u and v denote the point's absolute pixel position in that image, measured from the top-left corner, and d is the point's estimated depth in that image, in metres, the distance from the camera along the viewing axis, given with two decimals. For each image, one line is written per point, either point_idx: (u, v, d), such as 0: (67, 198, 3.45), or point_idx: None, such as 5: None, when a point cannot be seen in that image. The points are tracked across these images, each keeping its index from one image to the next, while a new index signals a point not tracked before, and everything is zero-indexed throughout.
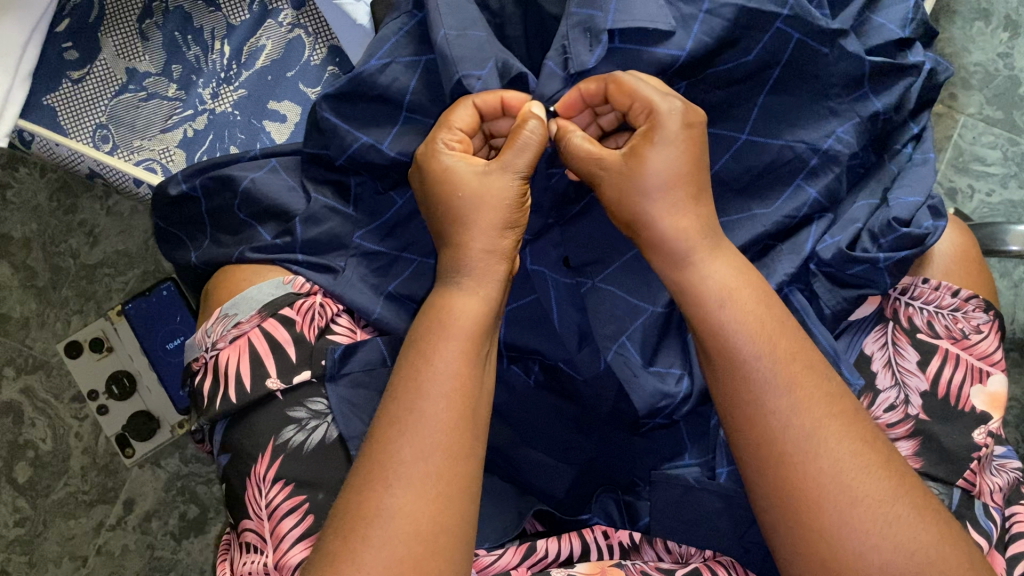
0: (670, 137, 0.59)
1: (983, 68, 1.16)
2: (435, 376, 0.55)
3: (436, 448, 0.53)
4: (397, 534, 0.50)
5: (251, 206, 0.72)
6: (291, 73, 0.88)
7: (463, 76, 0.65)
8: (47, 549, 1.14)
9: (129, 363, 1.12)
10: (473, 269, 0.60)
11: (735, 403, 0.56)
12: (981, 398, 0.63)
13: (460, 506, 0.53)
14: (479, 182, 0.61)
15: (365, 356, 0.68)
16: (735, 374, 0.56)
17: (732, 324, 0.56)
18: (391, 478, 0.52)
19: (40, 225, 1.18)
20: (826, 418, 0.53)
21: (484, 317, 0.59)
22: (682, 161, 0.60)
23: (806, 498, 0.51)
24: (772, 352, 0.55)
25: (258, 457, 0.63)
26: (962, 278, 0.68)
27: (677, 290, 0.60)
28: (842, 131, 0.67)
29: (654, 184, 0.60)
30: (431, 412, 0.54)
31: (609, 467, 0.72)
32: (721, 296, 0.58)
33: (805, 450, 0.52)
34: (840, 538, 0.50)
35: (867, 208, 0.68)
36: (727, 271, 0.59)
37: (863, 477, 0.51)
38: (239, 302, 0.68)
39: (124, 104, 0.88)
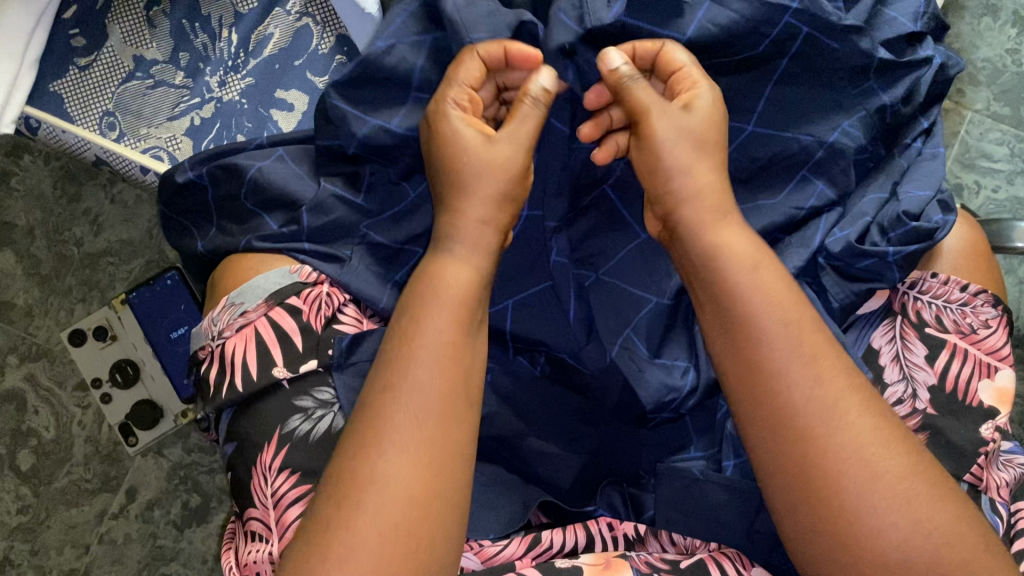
0: (673, 116, 0.61)
1: (991, 64, 1.16)
2: (428, 342, 0.55)
3: (430, 412, 0.53)
4: (391, 498, 0.50)
5: (258, 194, 0.71)
6: (298, 61, 0.88)
7: (467, 45, 0.66)
8: (49, 537, 1.14)
9: (132, 352, 1.12)
10: (467, 234, 0.60)
11: (746, 374, 0.54)
12: (989, 393, 0.63)
13: (450, 471, 0.53)
14: (487, 152, 0.61)
15: (371, 346, 0.67)
16: (751, 346, 0.54)
17: (754, 290, 0.56)
18: (384, 443, 0.52)
19: (44, 213, 1.18)
20: (841, 394, 0.52)
21: (475, 283, 0.59)
22: (687, 148, 0.61)
23: (824, 479, 0.50)
24: (788, 323, 0.54)
25: (264, 446, 0.63)
26: (971, 274, 0.67)
27: (700, 262, 0.59)
28: (849, 125, 0.67)
29: (679, 160, 0.61)
30: (426, 377, 0.54)
31: (614, 460, 0.72)
32: (744, 266, 0.57)
33: (821, 428, 0.51)
34: (860, 518, 0.49)
35: (877, 201, 0.68)
36: (745, 242, 0.58)
37: (883, 456, 0.50)
38: (245, 292, 0.68)
39: (131, 91, 0.88)
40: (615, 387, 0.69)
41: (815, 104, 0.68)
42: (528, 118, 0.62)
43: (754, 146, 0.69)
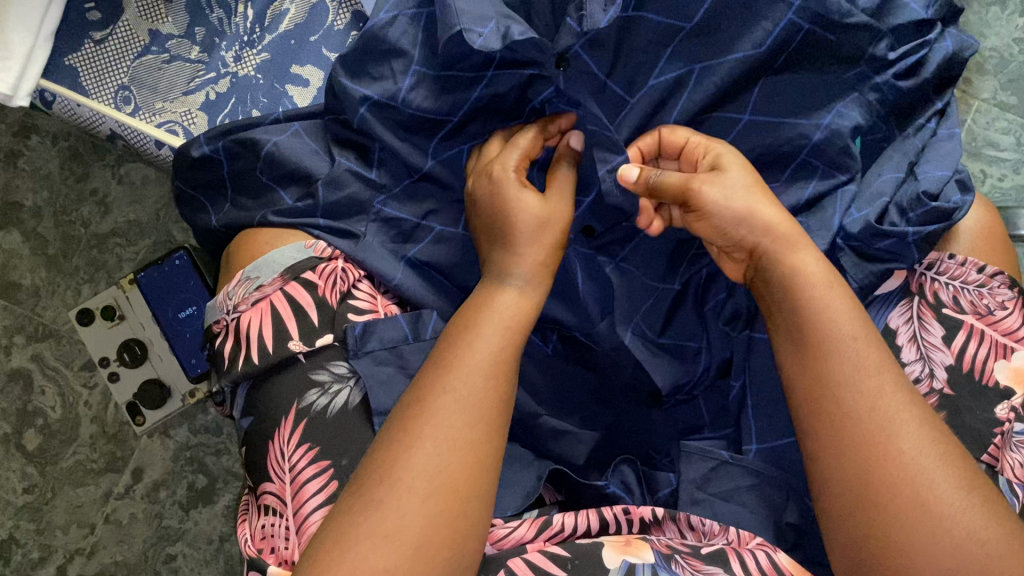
0: (738, 161, 0.63)
1: (999, 53, 1.16)
2: (479, 352, 0.57)
3: (475, 419, 0.55)
4: (432, 490, 0.51)
5: (274, 169, 0.72)
6: (315, 37, 0.87)
7: (464, 29, 0.62)
8: (56, 516, 1.14)
9: (141, 331, 1.12)
10: (521, 269, 0.62)
11: (813, 397, 0.55)
12: (1006, 373, 0.63)
13: (487, 477, 0.54)
14: (540, 207, 0.64)
15: (387, 332, 0.66)
16: (827, 355, 0.55)
17: (822, 309, 0.57)
18: (429, 433, 0.53)
19: (51, 193, 1.18)
20: (903, 408, 0.52)
21: (528, 311, 0.61)
22: (755, 179, 0.62)
23: (879, 481, 0.51)
24: (862, 344, 0.55)
25: (281, 420, 0.64)
26: (988, 254, 0.68)
27: (778, 283, 0.59)
28: (844, 108, 0.66)
29: (742, 189, 0.61)
30: (474, 386, 0.56)
31: (621, 439, 0.73)
32: (818, 287, 0.57)
33: (875, 429, 0.52)
34: (911, 520, 0.49)
35: (894, 180, 0.68)
36: (821, 265, 0.59)
37: (939, 469, 0.50)
38: (260, 266, 0.67)
39: (146, 65, 0.89)
40: (629, 364, 0.70)
41: (813, 88, 0.67)
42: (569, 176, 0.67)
43: (760, 132, 0.68)
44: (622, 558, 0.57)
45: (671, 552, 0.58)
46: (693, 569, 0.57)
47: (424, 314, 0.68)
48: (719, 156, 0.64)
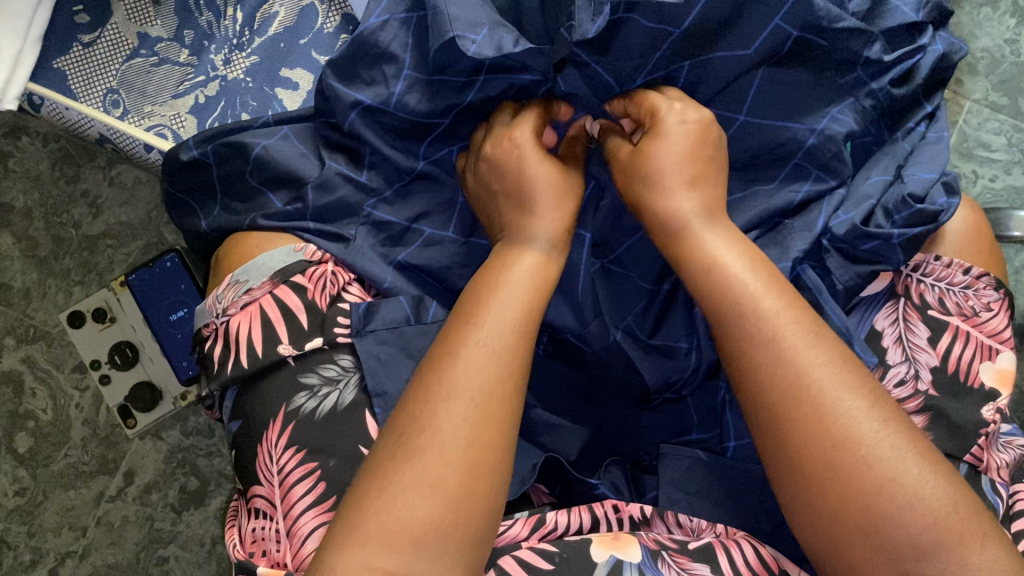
0: (669, 131, 0.62)
1: (990, 54, 1.16)
2: (500, 310, 0.58)
3: (498, 375, 0.55)
4: (458, 442, 0.52)
5: (263, 172, 0.71)
6: (304, 40, 0.87)
7: (457, 36, 0.62)
8: (47, 519, 1.14)
9: (131, 334, 1.12)
10: (542, 228, 0.63)
11: (762, 400, 0.54)
12: (990, 374, 0.64)
13: (511, 432, 0.54)
14: (542, 168, 0.64)
15: (388, 312, 0.67)
16: (768, 350, 0.54)
17: (763, 305, 0.55)
18: (454, 390, 0.53)
19: (42, 195, 1.17)
20: (853, 395, 0.52)
21: (549, 274, 0.62)
22: (687, 152, 0.62)
23: (842, 488, 0.50)
24: (800, 329, 0.54)
25: (270, 423, 0.63)
26: (973, 257, 0.69)
27: (697, 273, 0.59)
28: (839, 113, 0.66)
29: (667, 169, 0.61)
30: (496, 344, 0.56)
31: (614, 439, 0.73)
32: (745, 270, 0.58)
33: (828, 425, 0.51)
34: (876, 507, 0.49)
35: (881, 183, 0.68)
36: (727, 245, 0.59)
37: (897, 455, 0.50)
38: (250, 269, 0.67)
39: (135, 68, 0.88)
40: (619, 366, 0.71)
41: (801, 93, 0.67)
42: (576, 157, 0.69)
43: (751, 134, 0.68)
44: (611, 554, 0.57)
45: (659, 549, 0.58)
46: (680, 568, 0.57)
47: (425, 298, 0.69)
48: (654, 123, 0.63)
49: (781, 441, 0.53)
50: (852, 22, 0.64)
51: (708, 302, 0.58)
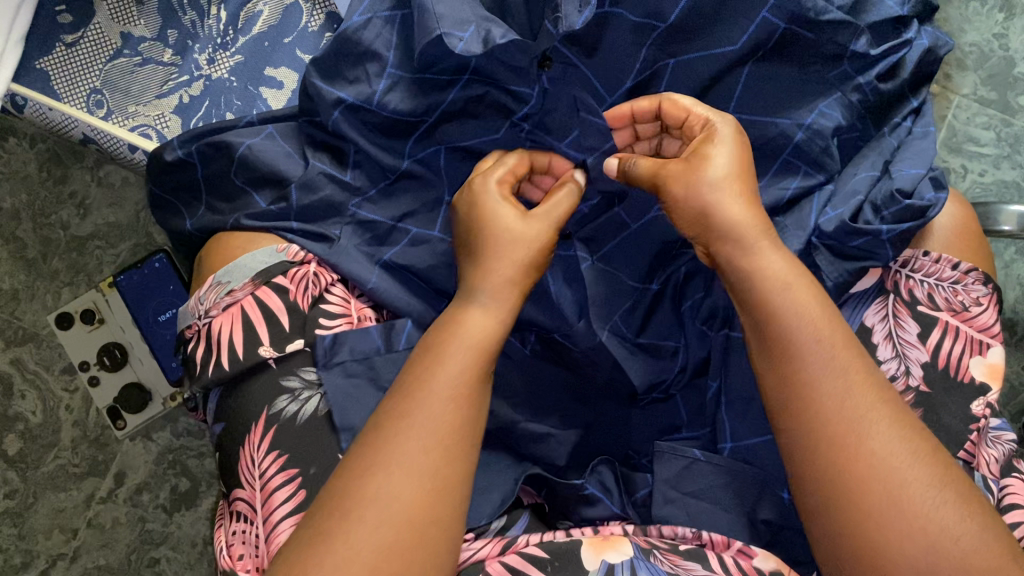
0: (726, 139, 0.62)
1: (978, 49, 1.16)
2: (451, 374, 0.56)
3: (440, 447, 0.54)
4: (389, 520, 0.51)
5: (247, 172, 0.71)
6: (288, 39, 0.87)
7: (444, 34, 0.63)
8: (38, 521, 1.14)
9: (119, 334, 1.12)
10: (501, 289, 0.61)
11: (789, 411, 0.55)
12: (981, 369, 0.64)
13: (451, 508, 0.53)
14: (521, 227, 0.62)
15: (358, 343, 0.66)
16: (792, 359, 0.55)
17: (787, 311, 0.56)
18: (392, 468, 0.52)
19: (30, 196, 1.17)
20: (873, 406, 0.53)
21: (496, 324, 0.60)
22: (736, 164, 0.61)
23: (858, 496, 0.51)
24: (830, 339, 0.55)
25: (252, 427, 0.63)
26: (962, 252, 0.68)
27: (740, 281, 0.59)
28: (826, 108, 0.66)
29: (715, 179, 0.60)
30: (444, 412, 0.55)
31: (603, 440, 0.72)
32: (778, 285, 0.57)
33: (850, 434, 0.52)
34: (890, 518, 0.50)
35: (869, 179, 0.67)
36: (784, 262, 0.59)
37: (910, 462, 0.51)
38: (231, 271, 0.67)
39: (118, 69, 0.88)
40: (607, 364, 0.71)
41: (792, 86, 0.67)
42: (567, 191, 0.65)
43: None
44: (602, 558, 0.58)
45: (650, 547, 0.60)
46: (673, 562, 0.58)
47: (397, 325, 0.68)
48: (707, 130, 0.62)
49: (805, 452, 0.53)
50: (839, 14, 0.64)
51: (749, 307, 0.58)
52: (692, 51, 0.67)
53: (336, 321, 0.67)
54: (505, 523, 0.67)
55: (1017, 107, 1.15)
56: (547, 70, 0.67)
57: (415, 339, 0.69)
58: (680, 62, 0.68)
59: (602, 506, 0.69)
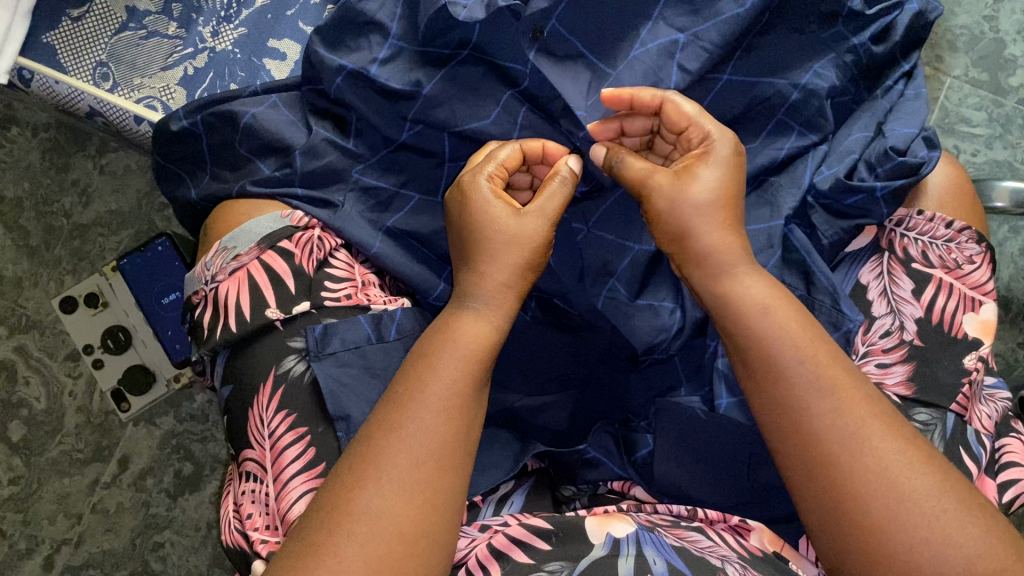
0: (720, 159, 0.62)
1: (969, 31, 1.11)
2: (434, 386, 0.55)
3: (428, 457, 0.53)
4: (377, 534, 0.50)
5: (252, 140, 0.73)
6: (291, 11, 0.90)
7: (448, 3, 0.65)
8: (42, 507, 1.14)
9: (123, 318, 1.14)
10: (483, 293, 0.60)
11: (785, 435, 0.54)
12: (973, 325, 0.65)
13: (443, 517, 0.52)
14: (515, 226, 0.61)
15: (348, 333, 0.65)
16: (779, 383, 0.55)
17: (772, 334, 0.56)
18: (373, 480, 0.51)
19: (32, 184, 1.17)
20: (867, 420, 0.53)
21: (489, 327, 0.59)
22: (725, 184, 0.61)
23: (863, 506, 0.50)
24: (816, 358, 0.55)
25: (260, 388, 0.64)
26: (955, 211, 0.70)
27: (714, 305, 0.60)
28: (821, 68, 0.68)
29: (699, 201, 0.61)
30: (427, 423, 0.54)
31: (598, 401, 0.73)
32: (758, 308, 0.57)
33: (847, 451, 0.52)
34: (893, 527, 0.49)
35: (863, 139, 0.70)
36: (764, 284, 0.59)
37: (909, 472, 0.51)
38: (237, 236, 0.68)
39: (124, 41, 0.90)
40: (607, 329, 0.72)
41: (787, 52, 0.69)
42: (556, 192, 0.63)
43: (733, 96, 0.69)
44: (606, 532, 0.57)
45: (653, 526, 0.60)
46: (677, 536, 0.59)
47: (386, 315, 0.67)
48: (706, 147, 0.62)
49: (801, 470, 0.53)
50: None
51: (731, 332, 0.58)
52: (705, 22, 0.67)
53: (340, 286, 0.68)
54: (510, 489, 0.70)
55: (1009, 87, 1.11)
56: (540, 41, 0.68)
57: (407, 327, 0.68)
58: (691, 35, 0.67)
59: (605, 468, 0.71)
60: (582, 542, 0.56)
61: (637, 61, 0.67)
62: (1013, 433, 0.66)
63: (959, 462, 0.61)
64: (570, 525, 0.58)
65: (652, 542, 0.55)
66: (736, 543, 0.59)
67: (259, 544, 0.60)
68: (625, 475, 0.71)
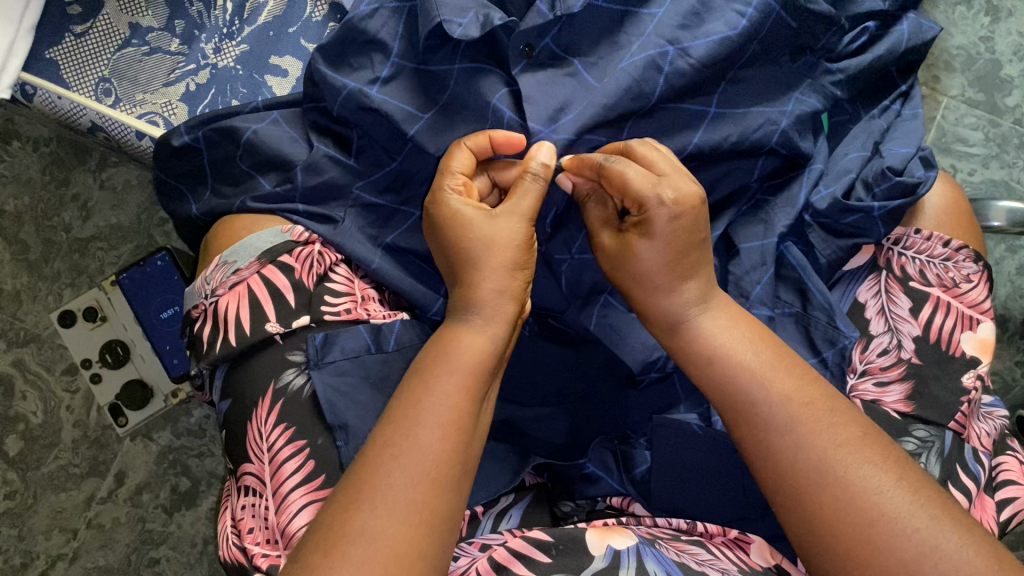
0: (659, 236, 0.60)
1: (966, 51, 1.12)
2: (432, 403, 0.55)
3: (426, 475, 0.52)
4: (374, 553, 0.48)
5: (253, 156, 0.73)
6: (293, 28, 0.90)
7: (444, 20, 0.65)
8: (38, 522, 1.13)
9: (123, 333, 1.12)
10: (484, 304, 0.60)
11: (760, 473, 0.55)
12: (971, 344, 0.65)
13: (439, 536, 0.51)
14: (490, 229, 0.61)
15: (349, 342, 0.66)
16: (748, 420, 0.56)
17: (734, 376, 0.58)
18: (369, 501, 0.50)
19: (33, 199, 1.18)
20: (840, 444, 0.52)
21: (491, 344, 0.59)
22: (672, 251, 0.60)
23: (841, 531, 0.50)
24: (775, 393, 0.56)
25: (259, 402, 0.64)
26: (953, 231, 0.70)
27: (684, 355, 0.61)
28: (803, 94, 0.69)
29: (649, 273, 0.61)
30: (426, 440, 0.53)
31: (596, 419, 0.73)
32: (721, 353, 0.59)
33: (817, 482, 0.52)
34: (870, 550, 0.49)
35: (860, 159, 0.71)
36: (727, 328, 0.60)
37: (877, 496, 0.50)
38: (238, 250, 0.68)
39: (127, 58, 0.91)
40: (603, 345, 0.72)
41: (785, 77, 0.69)
42: (529, 190, 0.62)
43: (721, 125, 0.68)
44: (607, 545, 0.56)
45: (655, 539, 0.60)
46: (678, 550, 0.58)
47: (386, 326, 0.68)
48: (645, 219, 0.60)
49: (778, 502, 0.54)
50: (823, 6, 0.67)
51: (703, 381, 0.60)
52: (695, 39, 0.65)
53: (340, 300, 0.68)
54: (509, 502, 0.70)
55: (1005, 107, 1.11)
56: (530, 57, 0.68)
57: (405, 340, 0.69)
58: (680, 49, 0.65)
59: (604, 483, 0.70)
60: (582, 554, 0.56)
61: (624, 72, 0.65)
62: (1009, 451, 0.66)
63: (956, 480, 0.61)
64: (571, 539, 0.57)
65: (654, 555, 0.56)
66: (737, 558, 0.59)
67: (260, 558, 0.59)
68: (626, 491, 0.70)
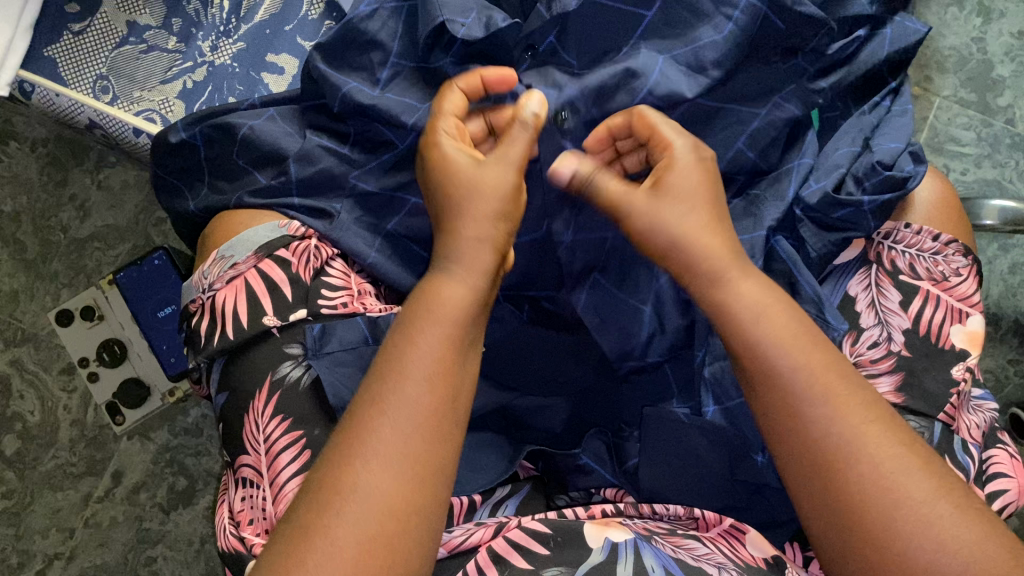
0: (686, 164, 0.62)
1: (958, 52, 1.13)
2: (420, 357, 0.54)
3: (416, 435, 0.52)
4: (368, 514, 0.49)
5: (250, 152, 0.74)
6: (289, 27, 0.91)
7: (447, 20, 0.66)
8: (35, 521, 1.14)
9: (119, 331, 1.12)
10: (469, 258, 0.59)
11: (784, 443, 0.53)
12: (960, 337, 0.65)
13: (431, 494, 0.52)
14: (483, 174, 0.61)
15: (346, 333, 0.67)
16: (773, 383, 0.54)
17: (762, 338, 0.55)
18: (361, 457, 0.51)
19: (30, 199, 1.18)
20: (866, 421, 0.51)
21: (476, 301, 0.58)
22: (701, 174, 0.62)
23: (868, 510, 0.49)
24: (803, 359, 0.54)
25: (256, 394, 0.64)
26: (942, 225, 0.71)
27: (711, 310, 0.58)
28: (784, 100, 0.69)
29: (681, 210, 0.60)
30: (415, 397, 0.53)
31: (592, 412, 0.73)
32: (753, 313, 0.56)
33: (847, 458, 0.50)
34: (895, 532, 0.48)
35: (850, 154, 0.72)
36: (758, 290, 0.57)
37: (906, 478, 0.49)
38: (234, 245, 0.69)
39: (124, 55, 0.92)
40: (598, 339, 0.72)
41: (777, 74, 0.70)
42: (518, 138, 0.63)
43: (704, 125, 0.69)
44: (604, 536, 0.57)
45: (650, 534, 0.60)
46: (673, 545, 0.58)
47: (383, 319, 0.69)
48: (669, 156, 0.62)
49: (801, 476, 0.52)
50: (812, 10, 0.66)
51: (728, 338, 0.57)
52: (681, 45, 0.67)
53: (337, 294, 0.69)
54: (505, 493, 0.70)
55: (997, 107, 1.12)
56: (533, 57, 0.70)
57: None
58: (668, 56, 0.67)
59: (597, 475, 0.71)
60: (581, 546, 0.56)
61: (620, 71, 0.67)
62: (999, 444, 0.66)
63: None
64: (569, 530, 0.58)
65: (651, 548, 0.56)
66: (732, 552, 0.59)
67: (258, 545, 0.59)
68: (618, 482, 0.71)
